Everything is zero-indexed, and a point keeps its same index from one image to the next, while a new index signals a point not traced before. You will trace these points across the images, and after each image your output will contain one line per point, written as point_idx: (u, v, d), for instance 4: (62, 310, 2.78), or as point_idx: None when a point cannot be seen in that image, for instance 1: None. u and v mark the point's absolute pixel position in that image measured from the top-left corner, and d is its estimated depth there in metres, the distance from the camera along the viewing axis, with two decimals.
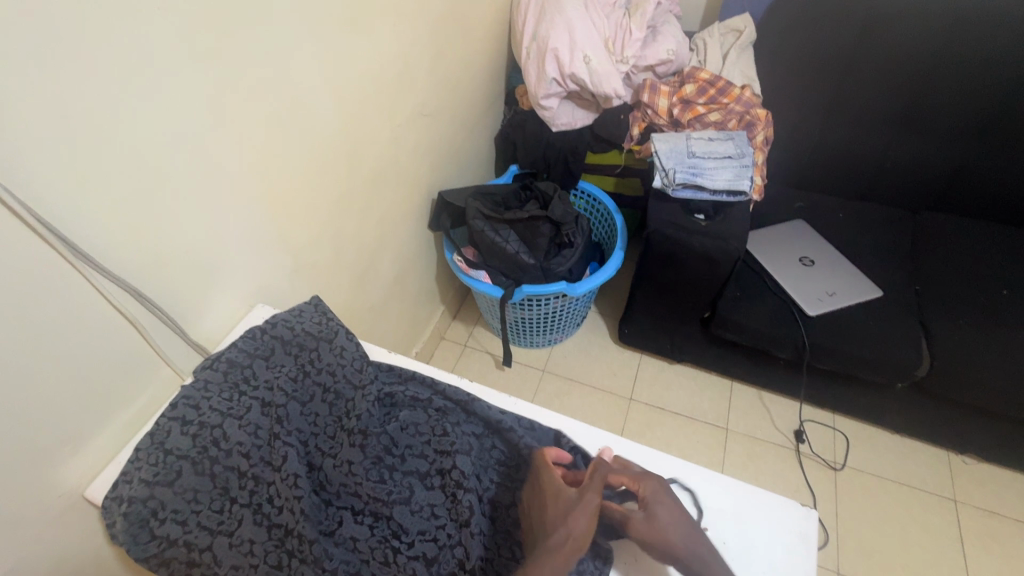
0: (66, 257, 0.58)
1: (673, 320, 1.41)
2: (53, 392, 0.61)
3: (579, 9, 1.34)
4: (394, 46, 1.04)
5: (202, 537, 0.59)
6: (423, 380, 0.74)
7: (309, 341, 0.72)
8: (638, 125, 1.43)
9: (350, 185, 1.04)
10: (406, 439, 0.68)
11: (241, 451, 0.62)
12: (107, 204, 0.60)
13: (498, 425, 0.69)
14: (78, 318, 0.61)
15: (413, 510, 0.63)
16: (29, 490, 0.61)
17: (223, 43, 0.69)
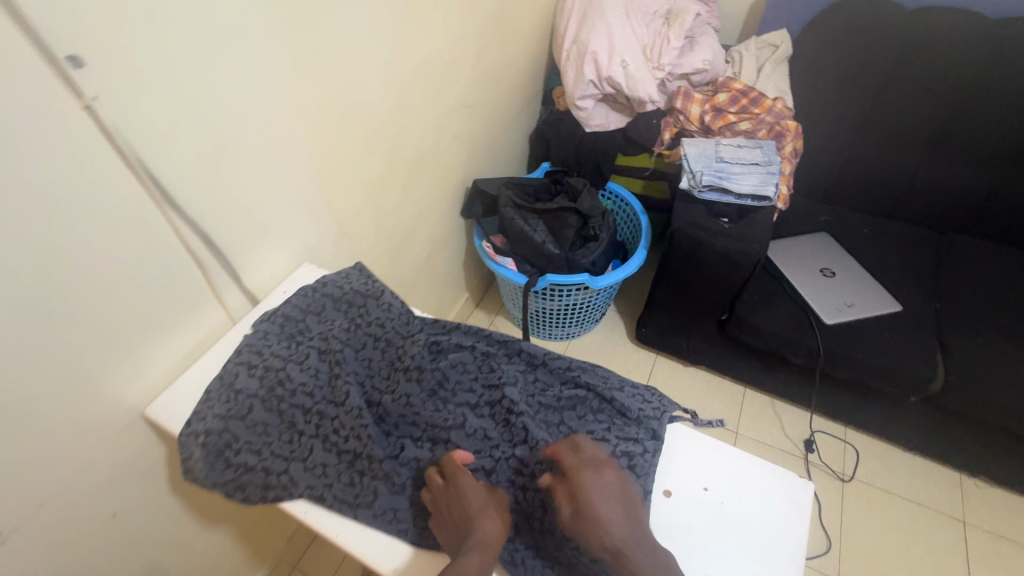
0: (153, 195, 0.66)
1: (690, 320, 1.44)
2: (123, 313, 0.68)
3: (620, 15, 1.41)
4: (444, 39, 1.12)
5: (278, 463, 0.66)
6: (467, 329, 0.79)
7: (358, 298, 0.82)
8: (669, 130, 1.46)
9: (394, 165, 1.12)
10: (455, 375, 0.72)
11: (304, 390, 0.71)
12: (189, 152, 0.68)
13: (537, 359, 0.74)
14: (157, 253, 0.70)
15: (468, 433, 0.67)
16: (98, 398, 0.69)
17: (296, 20, 0.76)
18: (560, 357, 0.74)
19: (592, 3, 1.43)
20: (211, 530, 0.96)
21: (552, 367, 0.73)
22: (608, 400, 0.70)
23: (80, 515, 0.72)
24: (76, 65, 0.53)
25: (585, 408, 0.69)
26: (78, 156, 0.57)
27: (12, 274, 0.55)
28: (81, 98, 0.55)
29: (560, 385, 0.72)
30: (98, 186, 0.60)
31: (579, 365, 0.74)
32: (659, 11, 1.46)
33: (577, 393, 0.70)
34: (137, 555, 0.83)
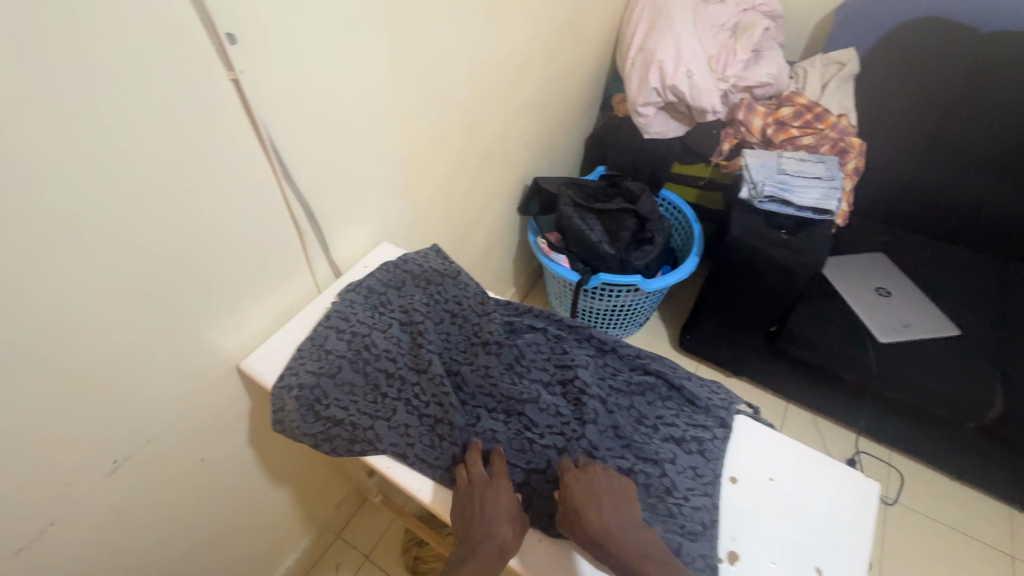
0: (272, 166, 0.72)
1: (738, 331, 1.46)
2: (233, 269, 0.75)
3: (687, 27, 1.43)
4: (522, 40, 1.17)
5: (363, 419, 0.71)
6: (539, 313, 0.83)
7: (436, 276, 0.87)
8: (730, 140, 1.48)
9: (466, 157, 1.17)
10: (530, 354, 0.76)
11: (388, 356, 0.75)
12: (305, 128, 0.74)
13: (608, 346, 0.77)
14: (267, 219, 0.76)
15: (541, 408, 0.70)
16: (204, 346, 0.75)
17: (404, 14, 0.82)
18: (630, 347, 0.78)
19: (661, 13, 1.46)
20: (275, 487, 1.03)
21: (621, 354, 0.77)
22: (676, 389, 0.73)
23: (178, 454, 0.78)
24: (233, 42, 0.60)
25: (654, 395, 0.72)
26: (221, 125, 0.63)
27: (158, 225, 0.63)
28: (232, 73, 0.61)
29: (629, 372, 0.75)
30: (231, 153, 0.66)
31: (648, 355, 0.77)
32: (726, 24, 1.47)
33: (647, 380, 0.74)
34: (214, 499, 0.89)
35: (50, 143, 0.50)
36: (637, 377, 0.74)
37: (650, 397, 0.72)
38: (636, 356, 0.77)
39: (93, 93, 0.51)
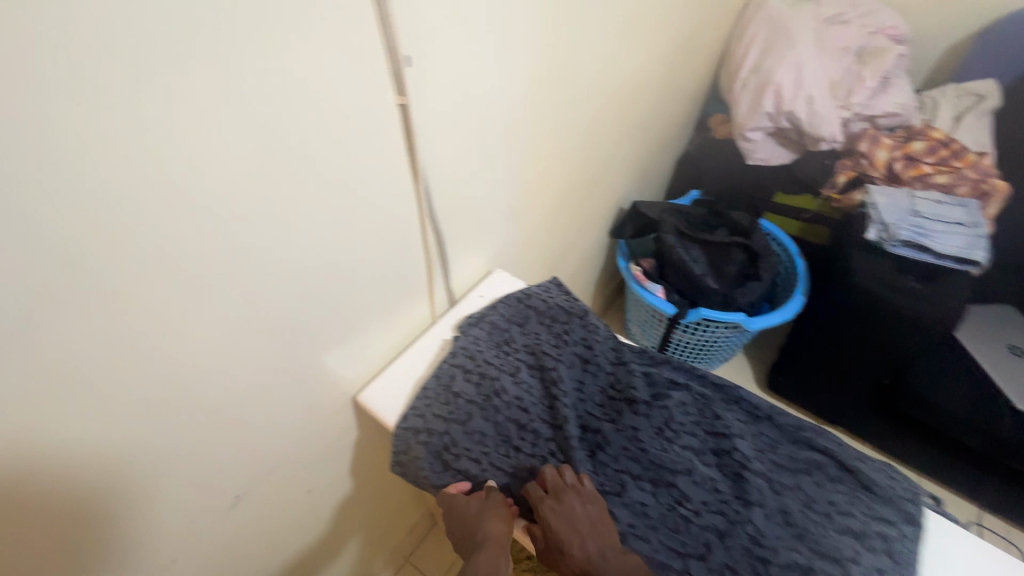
0: (419, 191, 0.68)
1: (843, 381, 1.34)
2: (364, 297, 0.70)
3: (810, 49, 1.34)
4: (644, 60, 1.11)
5: (496, 475, 0.67)
6: (678, 365, 0.76)
7: (561, 313, 0.79)
8: (846, 173, 1.36)
9: (576, 180, 1.12)
10: (678, 417, 0.69)
11: (519, 405, 0.70)
12: (454, 153, 0.70)
13: (764, 413, 0.70)
14: (403, 247, 0.72)
15: (695, 481, 0.64)
16: (328, 375, 0.71)
17: (554, 33, 0.77)
18: (788, 415, 0.70)
19: (780, 34, 1.37)
20: (363, 516, 0.98)
21: (779, 423, 0.69)
22: (849, 470, 0.64)
23: (288, 485, 0.75)
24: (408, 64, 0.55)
25: (824, 476, 0.64)
26: (380, 150, 0.59)
27: (308, 253, 0.58)
28: (402, 97, 0.57)
29: (792, 444, 0.67)
30: (386, 178, 0.62)
31: (812, 427, 0.69)
32: (852, 47, 1.38)
33: (814, 457, 0.66)
34: (310, 529, 0.85)
35: (230, 168, 0.46)
36: (802, 452, 0.66)
37: (821, 478, 0.64)
38: (797, 426, 0.68)
39: (277, 116, 0.47)
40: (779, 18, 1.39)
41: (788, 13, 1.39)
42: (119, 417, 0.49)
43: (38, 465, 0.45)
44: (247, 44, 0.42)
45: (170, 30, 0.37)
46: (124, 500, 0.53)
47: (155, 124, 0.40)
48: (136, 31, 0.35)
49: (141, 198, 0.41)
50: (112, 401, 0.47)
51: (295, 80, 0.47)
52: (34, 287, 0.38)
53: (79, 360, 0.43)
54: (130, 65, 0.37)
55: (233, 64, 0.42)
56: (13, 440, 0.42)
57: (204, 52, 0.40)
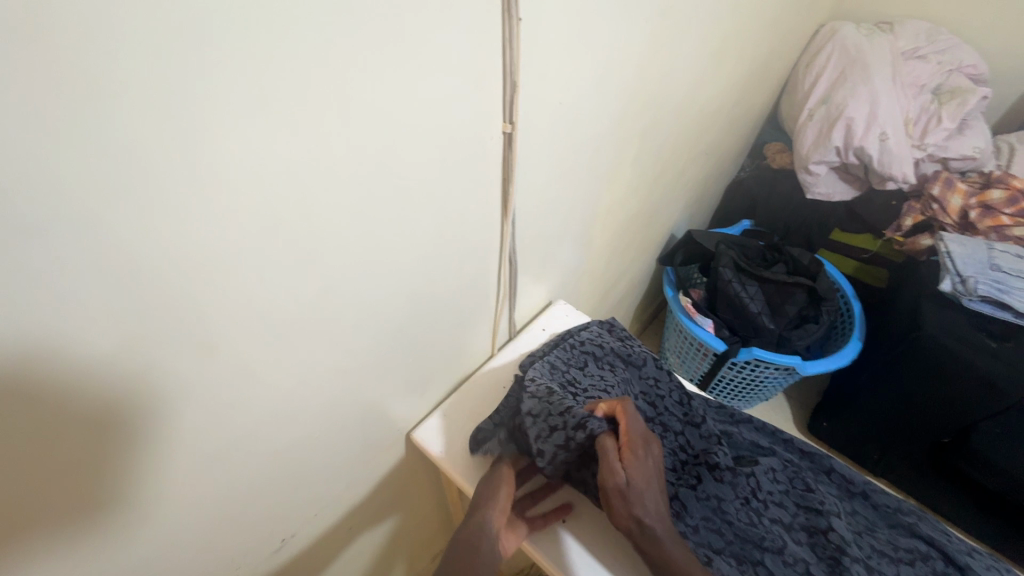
0: (504, 222, 0.64)
1: (896, 434, 1.28)
2: (435, 329, 0.66)
3: (887, 83, 1.27)
4: (720, 87, 1.06)
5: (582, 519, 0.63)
6: (761, 427, 0.74)
7: (619, 363, 0.75)
8: (914, 216, 1.30)
9: (640, 208, 1.07)
10: (766, 484, 0.65)
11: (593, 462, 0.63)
12: (539, 182, 0.66)
13: (856, 488, 0.68)
14: (478, 278, 0.67)
15: (786, 562, 0.59)
16: (389, 408, 0.67)
17: (649, 58, 0.73)
18: (883, 495, 0.68)
19: (854, 65, 1.30)
20: (405, 548, 0.94)
21: (874, 502, 0.68)
22: (957, 566, 0.60)
23: (334, 518, 0.70)
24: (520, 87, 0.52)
25: (929, 569, 0.60)
26: (478, 175, 0.55)
27: (390, 282, 0.54)
28: (509, 123, 0.54)
29: (889, 529, 0.65)
30: (474, 209, 0.58)
31: (910, 512, 0.66)
32: (927, 84, 1.32)
33: (916, 546, 0.62)
34: (352, 564, 0.81)
35: (337, 196, 0.42)
36: (901, 539, 0.63)
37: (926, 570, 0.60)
38: (894, 508, 0.67)
39: (389, 142, 0.43)
40: (854, 48, 1.32)
41: (865, 44, 1.32)
42: (176, 455, 0.43)
43: (85, 506, 0.39)
44: (377, 68, 0.38)
45: (312, 55, 0.34)
46: (161, 542, 0.48)
47: (272, 151, 0.35)
48: (261, 54, 0.31)
49: (244, 238, 0.37)
50: (172, 440, 0.42)
51: (412, 103, 0.43)
52: (107, 321, 0.33)
53: (147, 394, 0.38)
54: (260, 90, 0.32)
55: (361, 90, 0.38)
56: (66, 481, 0.37)
57: (335, 77, 0.36)
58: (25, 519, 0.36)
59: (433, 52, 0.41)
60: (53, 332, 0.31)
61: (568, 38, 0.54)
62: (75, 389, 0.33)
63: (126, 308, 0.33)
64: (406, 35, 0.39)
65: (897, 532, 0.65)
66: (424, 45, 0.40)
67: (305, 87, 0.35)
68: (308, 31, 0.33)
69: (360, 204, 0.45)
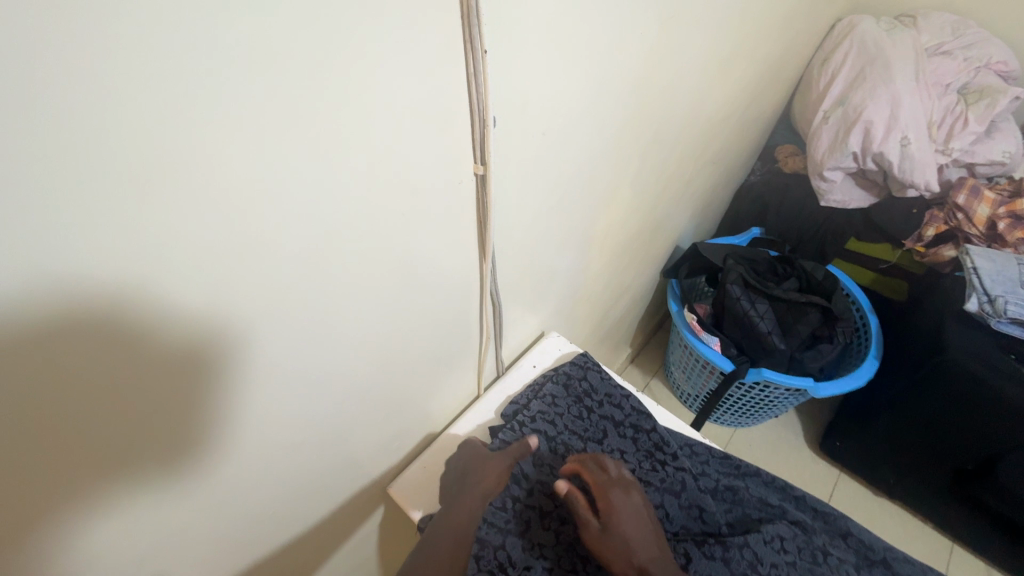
0: (484, 262, 0.58)
1: (914, 457, 1.22)
2: (408, 375, 0.61)
3: (909, 83, 1.18)
4: (730, 94, 0.99)
5: None
6: (769, 482, 0.71)
7: (576, 442, 0.71)
8: (936, 226, 1.21)
9: (642, 225, 1.01)
10: (769, 555, 0.60)
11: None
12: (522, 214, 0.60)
13: (875, 557, 0.64)
14: (455, 318, 0.61)
15: None
16: (360, 461, 0.62)
17: (647, 74, 0.66)
18: (909, 565, 0.63)
19: (874, 63, 1.21)
20: None
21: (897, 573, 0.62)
22: None
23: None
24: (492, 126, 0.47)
25: None
26: (449, 215, 0.49)
27: (350, 336, 0.47)
28: (480, 166, 0.48)
29: None
30: (445, 252, 0.52)
31: None
32: (953, 84, 1.23)
33: None
34: None
35: (280, 264, 0.36)
36: None
37: None
38: None
39: (333, 205, 0.37)
40: (874, 45, 1.23)
41: (885, 41, 1.23)
42: (221, 443, 0.41)
43: (127, 489, 0.36)
44: (316, 119, 0.32)
45: (231, 113, 0.28)
46: (170, 556, 0.43)
47: (199, 221, 0.29)
48: (173, 112, 0.25)
49: (176, 319, 0.32)
50: (219, 425, 0.40)
51: (366, 154, 0.37)
52: (156, 279, 0.29)
53: (207, 358, 0.35)
54: (169, 155, 0.26)
55: (299, 146, 0.32)
56: None
57: (268, 133, 0.30)
58: (66, 498, 0.33)
59: (392, 95, 0.36)
60: (112, 274, 0.27)
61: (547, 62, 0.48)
62: (138, 336, 0.30)
63: (174, 275, 0.30)
64: (346, 88, 0.32)
65: None
66: (374, 91, 0.34)
67: (232, 148, 0.29)
68: (223, 84, 0.26)
69: (301, 274, 0.38)
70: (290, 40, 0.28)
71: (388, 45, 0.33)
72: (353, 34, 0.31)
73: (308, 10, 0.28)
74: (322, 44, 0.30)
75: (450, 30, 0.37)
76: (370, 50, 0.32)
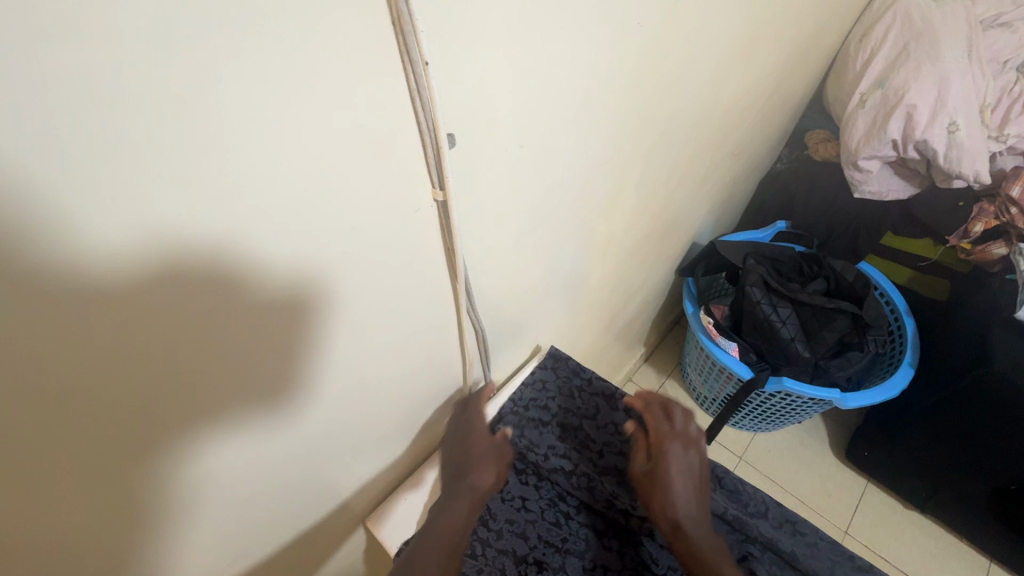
0: (458, 278, 0.54)
1: (949, 472, 1.13)
2: (380, 393, 0.57)
3: (960, 60, 1.05)
4: (754, 78, 0.90)
5: None
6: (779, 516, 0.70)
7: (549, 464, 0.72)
8: (985, 221, 1.07)
9: (653, 223, 0.94)
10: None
11: None
12: (502, 221, 0.55)
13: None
14: (429, 330, 0.57)
15: None
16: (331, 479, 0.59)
17: (651, 66, 0.60)
18: None
19: (918, 38, 1.09)
20: None
21: None
22: None
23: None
24: (450, 144, 0.42)
25: None
26: (403, 232, 0.45)
27: (308, 363, 0.45)
28: (439, 191, 0.44)
29: None
30: (408, 267, 0.48)
31: None
32: (1011, 61, 1.09)
33: None
34: None
35: (239, 287, 0.35)
36: None
37: None
38: None
39: (268, 237, 0.35)
40: (920, 18, 1.11)
41: (934, 12, 1.10)
42: (284, 388, 0.45)
43: (200, 430, 0.40)
44: (233, 151, 0.29)
45: (168, 131, 0.26)
46: (241, 493, 0.49)
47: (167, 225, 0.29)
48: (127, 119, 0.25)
49: (176, 310, 0.33)
50: (280, 372, 0.44)
51: (283, 183, 0.33)
52: (247, 235, 0.33)
53: (284, 311, 0.40)
54: (121, 163, 0.26)
55: (222, 179, 0.30)
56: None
57: (194, 160, 0.28)
58: (164, 434, 0.38)
59: (300, 119, 0.32)
60: (216, 228, 0.31)
61: (517, 56, 0.42)
62: (230, 285, 0.35)
63: (255, 234, 0.34)
64: (241, 113, 0.29)
65: None
66: (269, 116, 0.30)
67: (176, 163, 0.28)
68: (160, 103, 0.25)
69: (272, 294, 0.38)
70: (178, 62, 0.25)
71: (279, 63, 0.29)
72: (230, 51, 0.27)
73: (203, 29, 0.25)
74: (228, 67, 0.27)
75: (371, 33, 0.32)
76: (254, 72, 0.28)
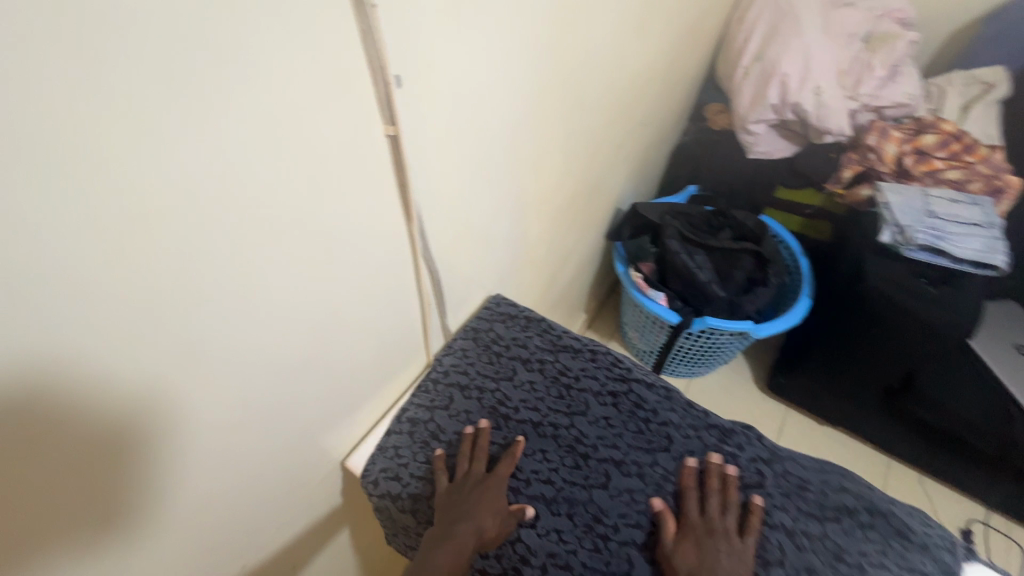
0: (412, 221, 0.61)
1: (848, 384, 1.32)
2: (346, 340, 0.62)
3: (818, 35, 1.25)
4: (652, 53, 1.02)
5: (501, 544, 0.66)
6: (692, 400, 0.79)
7: (489, 383, 0.79)
8: (852, 168, 1.25)
9: (579, 187, 1.05)
10: (687, 445, 0.74)
11: None
12: (446, 175, 0.63)
13: (781, 451, 0.74)
14: (390, 276, 0.64)
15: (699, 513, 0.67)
16: (312, 427, 0.64)
17: (561, 36, 0.69)
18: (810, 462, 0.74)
19: (784, 17, 1.27)
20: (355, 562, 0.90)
21: (801, 462, 0.73)
22: (882, 516, 0.68)
23: (266, 549, 0.67)
24: (397, 85, 0.48)
25: (855, 521, 0.67)
26: (365, 166, 0.51)
27: (286, 303, 0.50)
28: (390, 126, 0.50)
29: (821, 488, 0.70)
30: (370, 208, 0.54)
31: (837, 474, 0.73)
32: (859, 32, 1.30)
33: (840, 503, 0.68)
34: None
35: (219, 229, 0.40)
36: (828, 495, 0.69)
37: (849, 523, 0.67)
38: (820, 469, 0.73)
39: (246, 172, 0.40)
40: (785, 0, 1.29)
41: None
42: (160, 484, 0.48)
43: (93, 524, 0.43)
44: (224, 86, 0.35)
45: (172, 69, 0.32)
46: (230, 438, 0.52)
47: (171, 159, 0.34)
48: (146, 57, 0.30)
49: (32, 438, 0.35)
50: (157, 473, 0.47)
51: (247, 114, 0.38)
52: (120, 250, 0.35)
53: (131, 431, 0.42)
54: (130, 104, 0.31)
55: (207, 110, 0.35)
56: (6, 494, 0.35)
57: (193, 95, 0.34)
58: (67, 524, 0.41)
59: (265, 56, 0.37)
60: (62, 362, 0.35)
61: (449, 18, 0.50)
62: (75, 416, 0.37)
63: (119, 264, 0.35)
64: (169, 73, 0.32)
65: (829, 488, 0.70)
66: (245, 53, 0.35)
67: (186, 97, 0.33)
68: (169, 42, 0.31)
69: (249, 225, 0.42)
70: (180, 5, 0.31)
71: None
72: None
73: None
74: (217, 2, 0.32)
75: None
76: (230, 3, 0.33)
